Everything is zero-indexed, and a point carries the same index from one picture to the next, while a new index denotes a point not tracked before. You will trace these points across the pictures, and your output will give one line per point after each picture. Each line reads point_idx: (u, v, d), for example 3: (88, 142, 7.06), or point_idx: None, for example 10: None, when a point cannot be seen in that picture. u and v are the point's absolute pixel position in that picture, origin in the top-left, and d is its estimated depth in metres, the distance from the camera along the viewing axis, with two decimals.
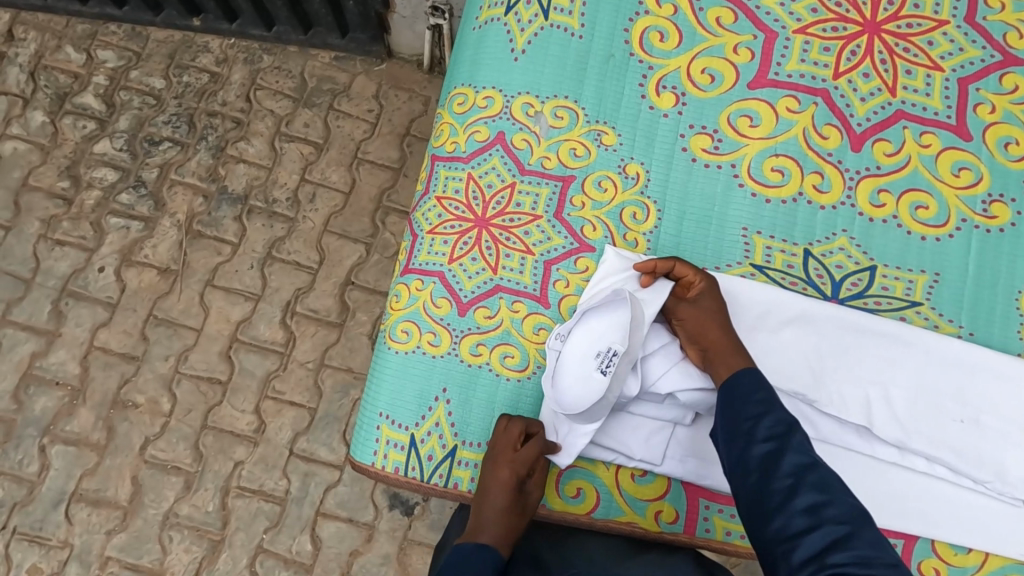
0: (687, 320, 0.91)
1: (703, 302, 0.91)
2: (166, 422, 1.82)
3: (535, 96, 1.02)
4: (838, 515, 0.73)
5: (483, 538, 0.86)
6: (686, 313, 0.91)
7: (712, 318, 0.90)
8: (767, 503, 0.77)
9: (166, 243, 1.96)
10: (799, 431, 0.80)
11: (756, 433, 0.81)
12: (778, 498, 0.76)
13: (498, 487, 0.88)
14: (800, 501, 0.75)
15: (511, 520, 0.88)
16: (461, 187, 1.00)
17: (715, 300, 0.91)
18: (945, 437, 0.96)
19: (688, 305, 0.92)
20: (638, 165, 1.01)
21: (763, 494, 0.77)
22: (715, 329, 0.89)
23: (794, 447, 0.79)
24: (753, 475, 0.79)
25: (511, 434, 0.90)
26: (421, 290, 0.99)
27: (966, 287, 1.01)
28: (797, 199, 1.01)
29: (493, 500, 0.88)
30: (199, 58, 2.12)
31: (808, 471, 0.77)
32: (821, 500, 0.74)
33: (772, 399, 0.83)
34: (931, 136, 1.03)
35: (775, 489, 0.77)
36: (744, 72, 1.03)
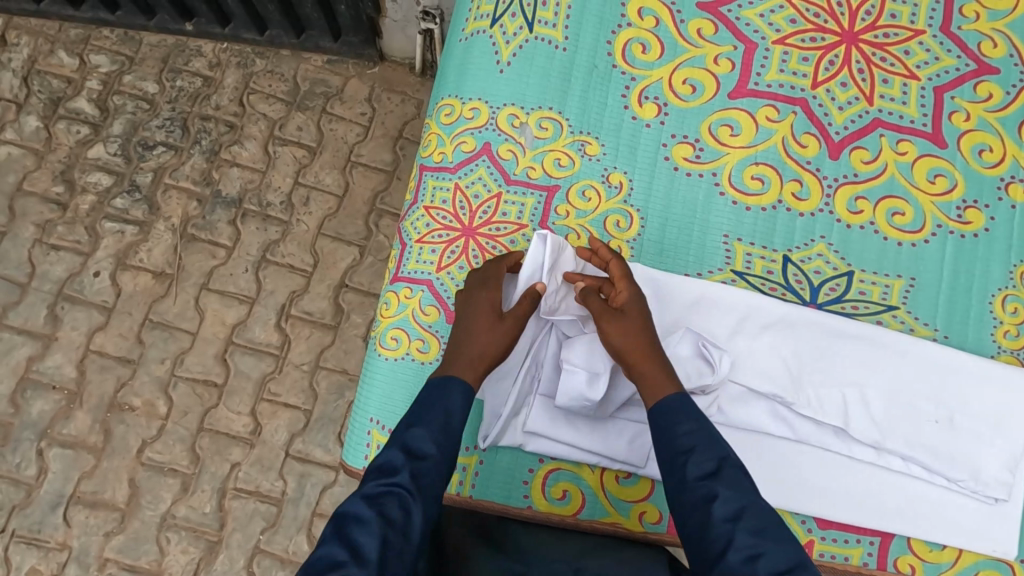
0: (614, 335, 0.89)
1: (629, 315, 0.90)
2: (163, 425, 1.84)
3: (520, 107, 1.04)
4: (775, 564, 0.71)
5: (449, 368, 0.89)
6: (612, 329, 0.90)
7: (638, 334, 0.89)
8: (706, 553, 0.74)
9: (161, 247, 1.98)
10: (730, 465, 0.78)
11: (688, 472, 0.78)
12: (717, 547, 0.73)
13: (475, 310, 0.93)
14: (737, 551, 0.72)
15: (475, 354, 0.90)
16: (449, 197, 1.03)
17: (641, 314, 0.91)
18: (921, 437, 0.99)
19: (616, 320, 0.90)
20: (622, 174, 1.03)
21: (702, 542, 0.75)
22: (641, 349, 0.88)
23: (727, 489, 0.76)
24: (692, 521, 0.76)
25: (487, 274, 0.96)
26: (410, 298, 1.01)
27: (941, 291, 1.04)
28: (777, 207, 1.04)
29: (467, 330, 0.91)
30: (192, 63, 2.13)
31: (744, 514, 0.74)
32: (756, 549, 0.72)
33: (702, 432, 0.81)
34: (907, 143, 1.06)
35: (714, 536, 0.74)
36: (724, 83, 1.05)
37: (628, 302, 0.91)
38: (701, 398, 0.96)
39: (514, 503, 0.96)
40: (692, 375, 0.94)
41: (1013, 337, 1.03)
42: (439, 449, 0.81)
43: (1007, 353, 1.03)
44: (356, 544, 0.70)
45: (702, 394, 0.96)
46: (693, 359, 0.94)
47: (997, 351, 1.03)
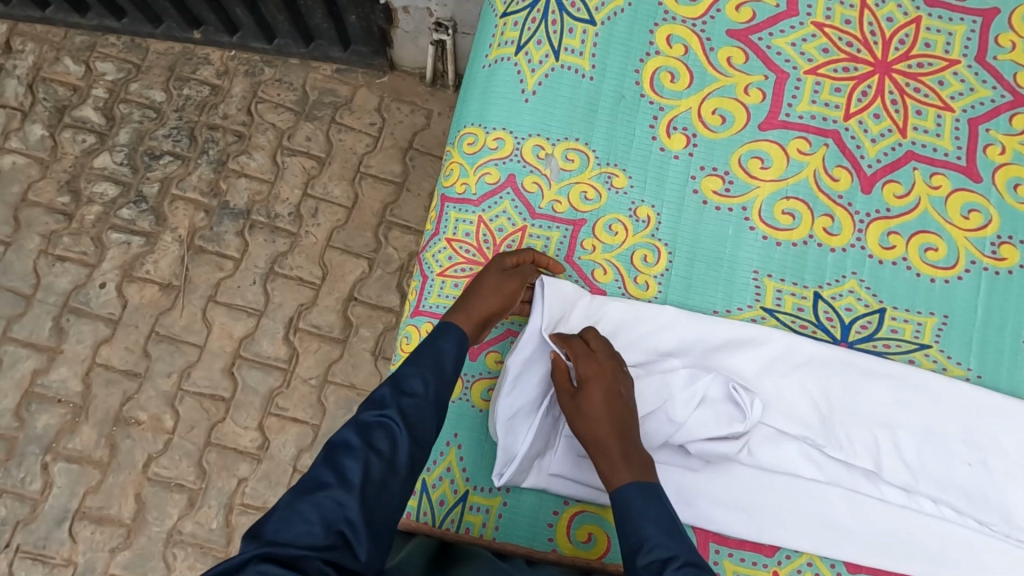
0: (570, 417, 0.88)
1: (582, 395, 0.87)
2: (169, 439, 1.82)
3: (545, 138, 1.01)
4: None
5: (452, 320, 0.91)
6: (567, 409, 0.88)
7: (591, 415, 0.85)
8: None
9: (168, 259, 1.95)
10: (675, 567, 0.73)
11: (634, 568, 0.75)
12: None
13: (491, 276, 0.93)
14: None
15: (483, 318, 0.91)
16: (472, 230, 1.00)
17: (597, 389, 0.86)
18: (952, 480, 0.97)
19: (572, 400, 0.88)
20: (649, 208, 1.01)
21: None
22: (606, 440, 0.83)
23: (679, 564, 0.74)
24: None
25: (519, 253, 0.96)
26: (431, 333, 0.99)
27: (974, 329, 1.02)
28: (808, 242, 1.01)
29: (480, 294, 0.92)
30: (200, 71, 2.10)
31: None
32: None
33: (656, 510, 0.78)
34: (941, 176, 1.04)
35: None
36: (754, 114, 1.03)
37: (585, 376, 0.87)
38: (732, 444, 0.92)
39: (537, 546, 0.94)
40: (722, 420, 0.91)
41: None
42: (429, 388, 0.83)
43: None
44: (342, 469, 0.74)
45: (733, 439, 0.92)
46: (722, 402, 0.92)
47: None
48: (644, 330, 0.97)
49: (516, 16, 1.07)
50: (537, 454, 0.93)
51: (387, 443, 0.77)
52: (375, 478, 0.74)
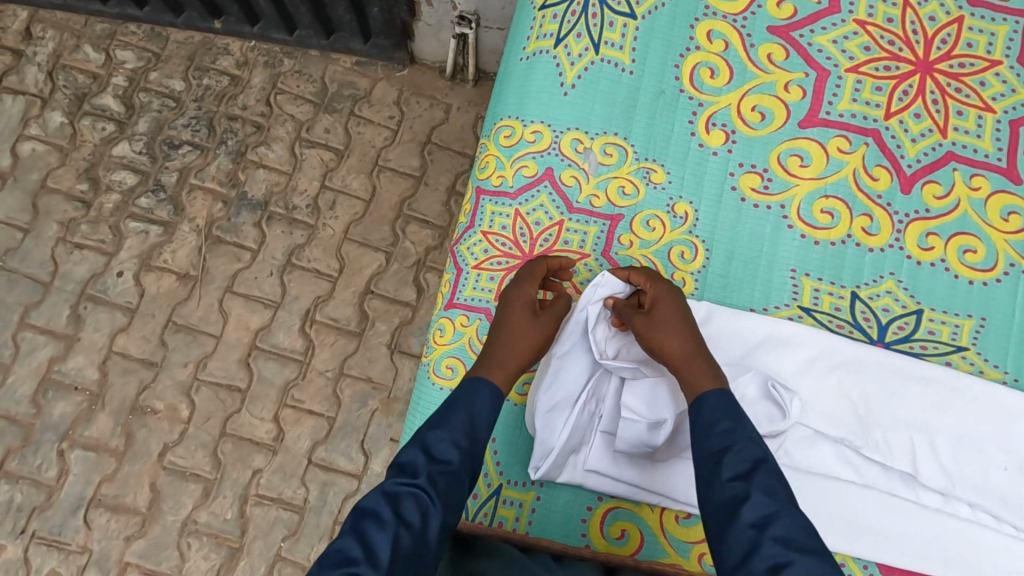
0: (645, 332, 0.89)
1: (659, 310, 0.90)
2: (185, 429, 1.82)
3: (584, 132, 1.00)
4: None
5: (483, 370, 0.87)
6: (641, 325, 0.90)
7: (670, 327, 0.88)
8: (728, 558, 0.71)
9: (186, 249, 1.95)
10: (764, 471, 0.75)
11: (721, 472, 0.76)
12: (738, 555, 0.70)
13: (513, 306, 0.92)
14: (761, 559, 0.68)
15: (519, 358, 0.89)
16: (509, 223, 0.99)
17: (672, 306, 0.90)
18: (989, 484, 0.96)
19: (646, 317, 0.90)
20: (687, 204, 1.00)
21: (721, 550, 0.72)
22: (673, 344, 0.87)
23: (759, 493, 0.73)
24: (719, 520, 0.73)
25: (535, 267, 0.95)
26: (466, 326, 0.98)
27: (1012, 334, 1.01)
28: (846, 241, 1.00)
29: (508, 332, 0.90)
30: (219, 61, 2.10)
31: (772, 523, 0.70)
32: (782, 559, 0.67)
33: (736, 431, 0.78)
34: (981, 178, 1.03)
35: (734, 544, 0.71)
36: (795, 111, 1.02)
37: (659, 296, 0.91)
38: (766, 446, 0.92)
39: (571, 542, 0.94)
40: (763, 419, 0.92)
41: None
42: (462, 456, 0.78)
43: None
44: (369, 541, 0.67)
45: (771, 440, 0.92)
46: (761, 399, 0.92)
47: None
48: None
49: (555, 9, 1.06)
50: (573, 448, 0.93)
51: (418, 512, 0.71)
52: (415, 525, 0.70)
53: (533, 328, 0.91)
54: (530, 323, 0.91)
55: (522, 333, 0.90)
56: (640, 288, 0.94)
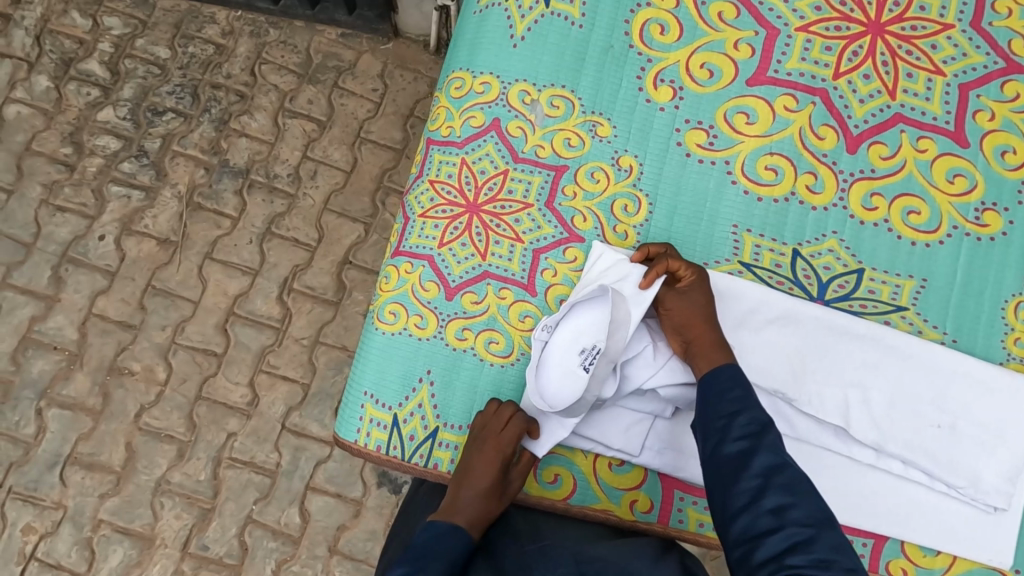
0: (675, 310, 0.93)
1: (693, 294, 0.93)
2: (161, 391, 1.85)
3: (532, 84, 1.01)
4: (802, 518, 0.76)
5: (458, 519, 0.87)
6: (674, 304, 0.93)
7: (698, 311, 0.92)
8: (735, 500, 0.80)
9: (167, 215, 1.97)
10: (773, 432, 0.83)
11: (730, 431, 0.83)
12: (745, 498, 0.79)
13: (484, 465, 0.90)
14: (767, 501, 0.78)
15: (488, 511, 0.89)
16: (455, 171, 1.01)
17: (703, 294, 0.93)
18: (922, 442, 0.97)
19: (678, 295, 0.94)
20: (632, 157, 1.01)
21: (729, 492, 0.80)
22: (699, 324, 0.91)
23: (767, 448, 0.81)
24: (726, 471, 0.82)
25: (507, 419, 0.92)
26: (410, 273, 0.99)
27: (952, 296, 1.02)
28: (789, 199, 1.01)
29: (478, 484, 0.89)
30: (205, 30, 2.11)
31: (777, 472, 0.79)
32: (786, 503, 0.77)
33: (747, 397, 0.86)
34: (928, 141, 1.03)
35: (742, 489, 0.80)
36: (743, 69, 1.03)
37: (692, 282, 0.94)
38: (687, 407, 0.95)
39: None
40: None
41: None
42: None
43: (1016, 360, 1.00)
44: None
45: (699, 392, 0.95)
46: None
47: (1005, 359, 1.00)
48: None
49: None
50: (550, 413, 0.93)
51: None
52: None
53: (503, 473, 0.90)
54: (498, 477, 0.90)
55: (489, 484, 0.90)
56: (676, 272, 0.95)
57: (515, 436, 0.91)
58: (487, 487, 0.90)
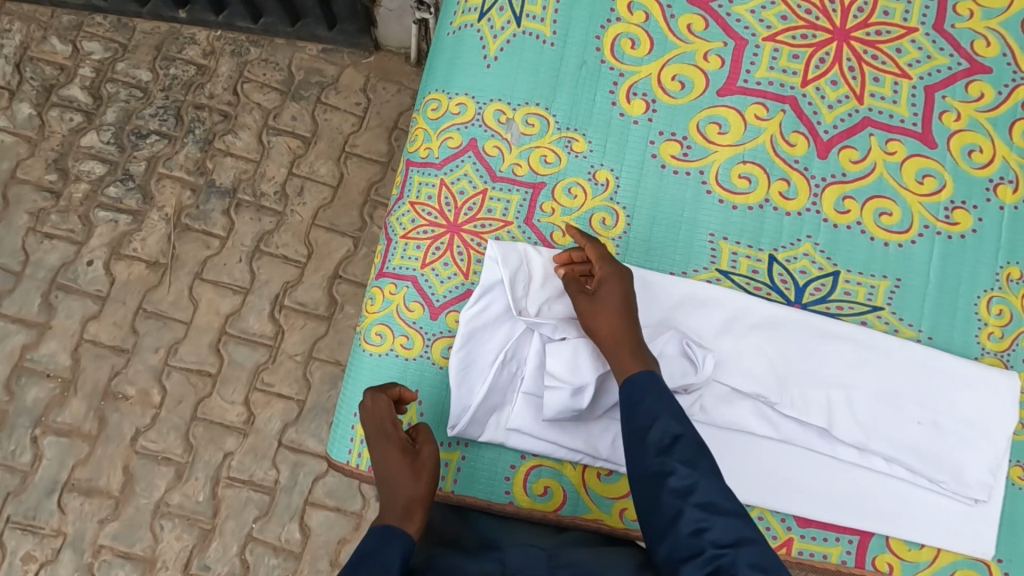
0: (586, 311, 0.91)
1: (602, 292, 0.91)
2: (157, 413, 1.85)
3: (507, 103, 1.02)
4: (719, 538, 0.77)
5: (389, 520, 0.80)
6: (583, 305, 0.92)
7: (610, 310, 0.90)
8: (658, 524, 0.81)
9: (155, 237, 1.98)
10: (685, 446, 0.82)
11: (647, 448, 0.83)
12: (667, 521, 0.80)
13: (382, 457, 0.86)
14: (686, 523, 0.79)
15: (414, 493, 0.83)
16: (434, 192, 1.02)
17: (617, 292, 0.90)
18: (903, 438, 0.99)
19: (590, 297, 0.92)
20: (608, 171, 1.02)
21: (653, 516, 0.82)
22: (605, 325, 0.89)
23: (681, 466, 0.81)
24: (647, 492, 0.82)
25: (377, 408, 0.89)
26: (394, 294, 1.01)
27: (927, 294, 1.04)
28: (764, 206, 1.03)
29: (391, 475, 0.84)
30: (186, 50, 2.12)
31: (694, 493, 0.79)
32: (703, 523, 0.78)
33: (659, 407, 0.84)
34: (897, 143, 1.06)
35: (663, 511, 0.81)
36: (713, 80, 1.05)
37: (603, 278, 0.92)
38: (685, 398, 0.96)
39: (496, 500, 0.97)
40: (676, 374, 0.94)
41: (998, 339, 1.03)
42: None
43: (992, 355, 1.03)
44: None
45: (686, 394, 0.97)
46: (675, 356, 0.95)
47: (981, 353, 1.03)
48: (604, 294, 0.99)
49: None
50: (493, 408, 0.95)
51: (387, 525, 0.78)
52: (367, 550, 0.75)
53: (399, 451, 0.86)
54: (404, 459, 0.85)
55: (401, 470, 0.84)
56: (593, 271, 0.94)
57: (387, 413, 0.89)
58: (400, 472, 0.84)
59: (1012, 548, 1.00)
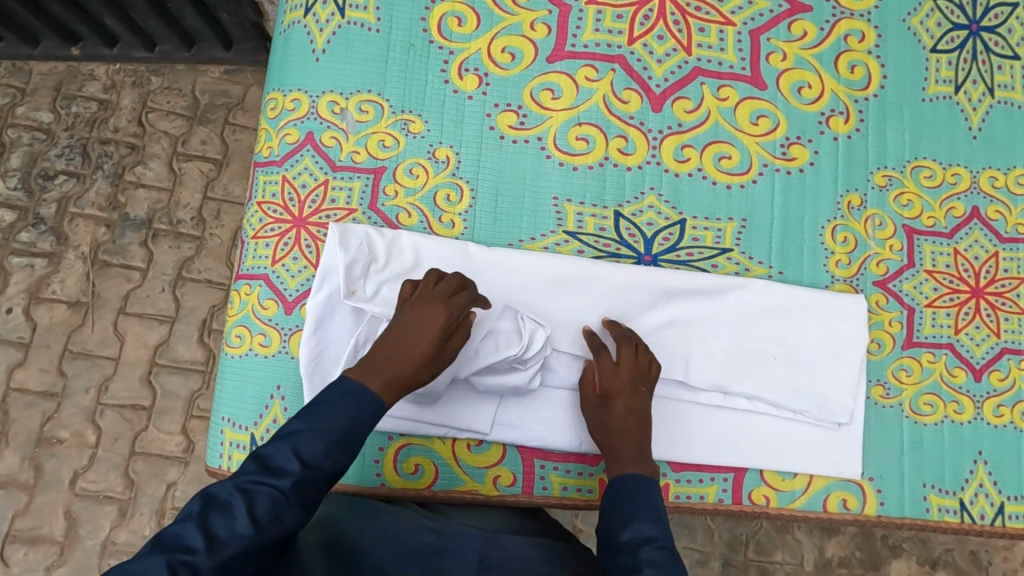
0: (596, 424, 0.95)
1: (612, 400, 0.94)
2: (94, 453, 1.83)
3: (339, 93, 1.03)
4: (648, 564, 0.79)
5: (374, 381, 0.83)
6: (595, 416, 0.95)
7: (608, 420, 0.94)
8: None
9: (74, 277, 1.94)
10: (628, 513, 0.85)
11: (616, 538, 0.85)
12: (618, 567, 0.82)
13: (415, 330, 0.86)
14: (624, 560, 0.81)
15: (410, 374, 0.85)
16: (278, 189, 1.03)
17: (623, 408, 0.94)
18: (762, 376, 1.02)
19: (598, 408, 0.95)
20: (448, 148, 1.04)
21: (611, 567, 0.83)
22: (613, 437, 0.93)
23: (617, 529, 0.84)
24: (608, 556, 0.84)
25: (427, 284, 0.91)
26: (249, 294, 1.01)
27: (773, 230, 1.07)
28: (603, 164, 1.05)
29: (407, 345, 0.85)
30: (86, 87, 2.07)
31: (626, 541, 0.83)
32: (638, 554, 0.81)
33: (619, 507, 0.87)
34: (728, 88, 1.08)
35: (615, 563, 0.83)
36: (542, 47, 1.06)
37: (608, 389, 0.95)
38: (522, 373, 0.95)
39: (367, 484, 0.98)
40: (501, 345, 0.93)
41: (845, 266, 1.06)
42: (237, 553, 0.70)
43: (841, 282, 1.06)
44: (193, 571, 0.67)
45: (523, 368, 0.95)
46: (506, 330, 0.95)
47: (831, 281, 1.06)
48: (447, 271, 0.99)
49: None
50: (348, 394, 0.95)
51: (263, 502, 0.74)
52: (234, 562, 0.69)
53: (425, 356, 0.86)
54: (423, 364, 0.86)
55: (411, 357, 0.85)
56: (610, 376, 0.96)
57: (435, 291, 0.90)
58: (412, 347, 0.86)
59: (879, 463, 1.04)
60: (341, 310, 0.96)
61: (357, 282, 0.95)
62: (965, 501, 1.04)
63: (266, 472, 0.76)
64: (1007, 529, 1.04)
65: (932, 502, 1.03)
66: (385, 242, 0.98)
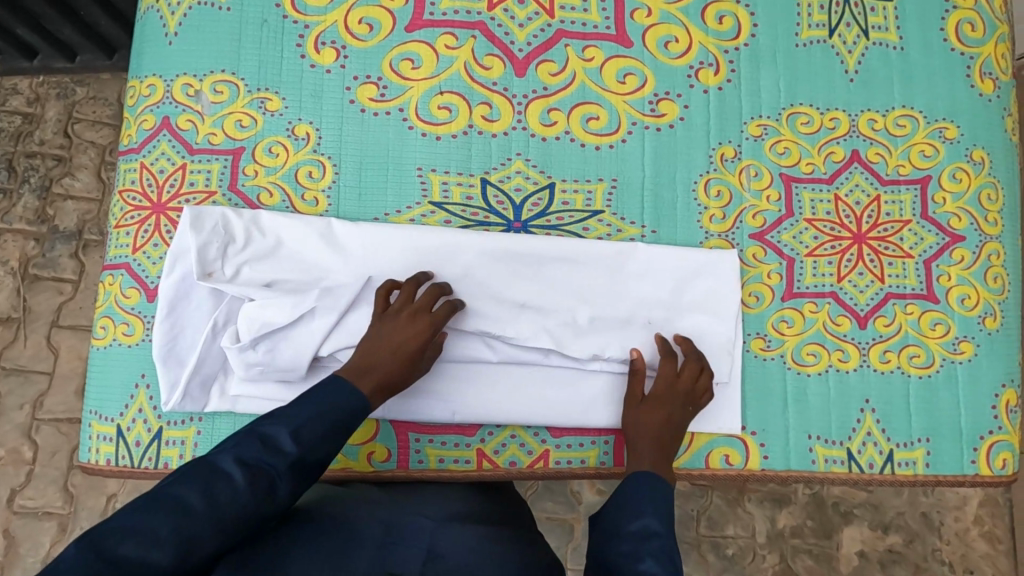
0: (632, 419, 0.96)
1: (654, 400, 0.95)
2: (31, 470, 1.69)
3: (193, 75, 1.02)
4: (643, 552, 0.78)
5: (364, 385, 0.86)
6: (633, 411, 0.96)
7: (648, 416, 0.95)
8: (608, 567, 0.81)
9: (4, 293, 1.77)
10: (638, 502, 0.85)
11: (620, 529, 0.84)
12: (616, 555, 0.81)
13: (397, 331, 0.89)
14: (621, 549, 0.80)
15: (397, 373, 0.88)
16: (136, 176, 1.01)
17: (661, 409, 0.95)
18: (634, 339, 1.01)
19: (639, 405, 0.96)
20: (308, 125, 1.02)
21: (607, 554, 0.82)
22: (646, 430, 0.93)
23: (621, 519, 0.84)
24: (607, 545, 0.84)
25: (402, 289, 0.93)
26: (111, 284, 1.00)
27: (644, 191, 1.06)
28: (468, 131, 1.04)
29: (393, 347, 0.88)
30: (8, 102, 1.85)
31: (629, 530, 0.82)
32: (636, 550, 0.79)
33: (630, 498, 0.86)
34: (593, 49, 1.08)
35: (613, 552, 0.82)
36: (399, 17, 1.05)
37: (658, 390, 0.96)
38: None
39: None
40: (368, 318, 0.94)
41: (719, 221, 1.06)
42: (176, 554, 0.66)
43: (716, 237, 1.06)
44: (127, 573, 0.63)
45: None
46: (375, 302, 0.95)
47: (704, 238, 1.05)
48: (306, 247, 0.98)
49: None
50: (206, 376, 0.95)
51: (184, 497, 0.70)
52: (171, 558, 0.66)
53: (410, 354, 0.89)
54: (410, 361, 0.89)
55: (397, 358, 0.88)
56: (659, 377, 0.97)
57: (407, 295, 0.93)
58: (394, 349, 0.88)
59: (763, 417, 1.03)
60: (196, 293, 0.95)
61: (213, 264, 0.94)
62: (853, 451, 1.03)
63: (268, 449, 0.76)
64: (896, 476, 1.03)
65: (818, 453, 1.02)
66: (244, 221, 0.97)
